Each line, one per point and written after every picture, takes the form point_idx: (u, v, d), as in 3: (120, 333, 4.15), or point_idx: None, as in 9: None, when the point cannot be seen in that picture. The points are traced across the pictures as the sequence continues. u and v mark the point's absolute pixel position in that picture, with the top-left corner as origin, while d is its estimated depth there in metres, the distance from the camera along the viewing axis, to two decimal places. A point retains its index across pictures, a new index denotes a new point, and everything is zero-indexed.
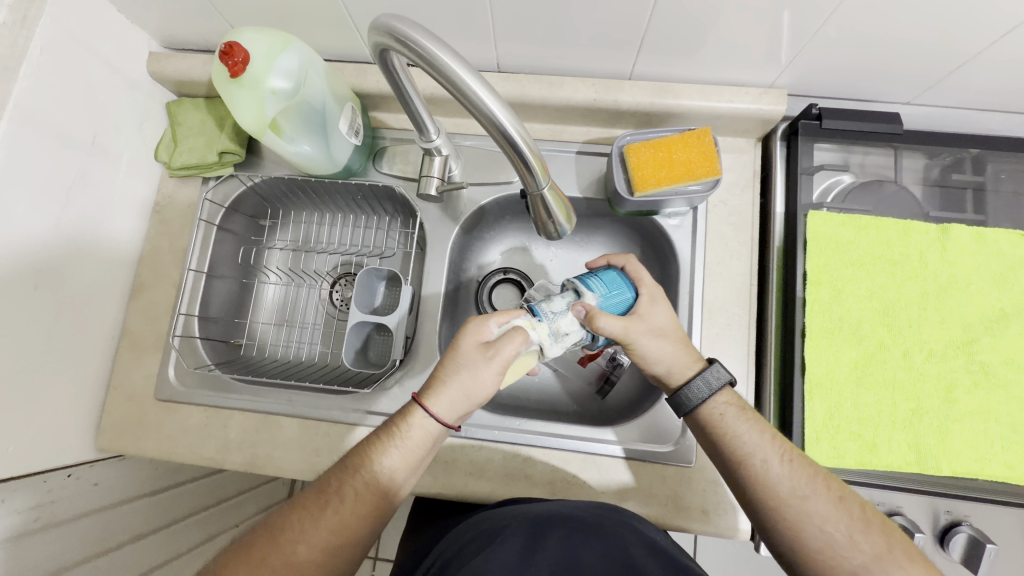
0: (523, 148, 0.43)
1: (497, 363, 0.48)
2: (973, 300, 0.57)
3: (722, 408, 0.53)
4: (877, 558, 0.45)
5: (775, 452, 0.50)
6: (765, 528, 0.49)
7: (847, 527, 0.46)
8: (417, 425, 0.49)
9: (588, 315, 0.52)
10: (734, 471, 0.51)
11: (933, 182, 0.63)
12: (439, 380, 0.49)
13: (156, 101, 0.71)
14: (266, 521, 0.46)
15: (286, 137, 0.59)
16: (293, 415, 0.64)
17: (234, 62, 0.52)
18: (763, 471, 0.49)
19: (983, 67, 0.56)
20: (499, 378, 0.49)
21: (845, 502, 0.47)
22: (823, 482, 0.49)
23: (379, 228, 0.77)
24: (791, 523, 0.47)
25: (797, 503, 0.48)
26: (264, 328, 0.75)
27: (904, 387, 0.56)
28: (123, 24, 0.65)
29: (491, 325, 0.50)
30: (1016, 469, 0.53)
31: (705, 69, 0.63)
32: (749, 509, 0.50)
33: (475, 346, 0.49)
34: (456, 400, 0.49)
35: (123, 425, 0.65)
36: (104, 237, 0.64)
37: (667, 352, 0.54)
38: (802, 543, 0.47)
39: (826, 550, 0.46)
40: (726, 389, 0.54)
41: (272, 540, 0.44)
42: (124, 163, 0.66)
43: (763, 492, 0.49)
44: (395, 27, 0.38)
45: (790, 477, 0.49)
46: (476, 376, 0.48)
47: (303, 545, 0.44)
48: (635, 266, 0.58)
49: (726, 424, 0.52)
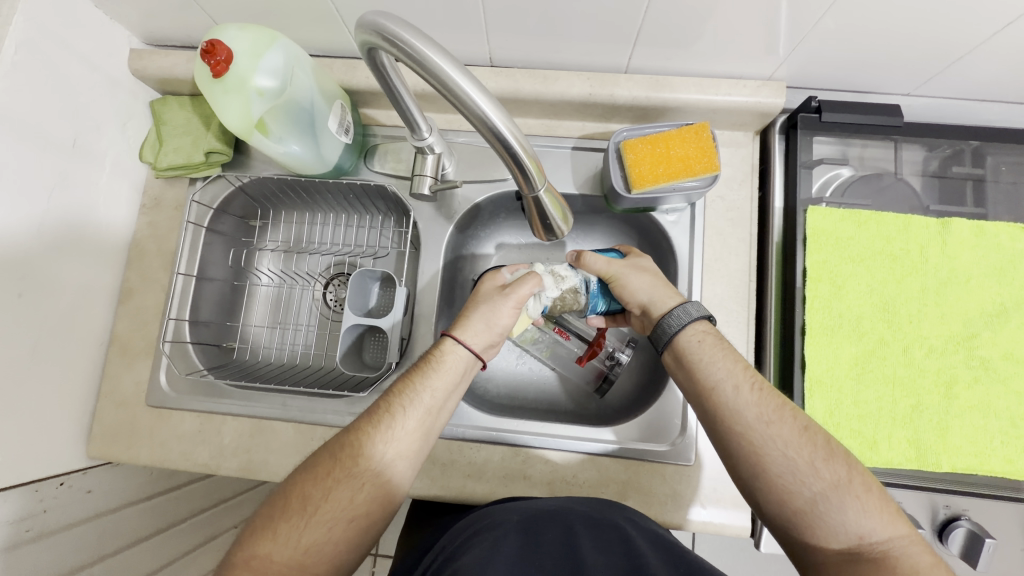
0: (517, 149, 0.42)
1: (515, 298, 0.56)
2: (974, 294, 0.57)
3: (700, 336, 0.52)
4: (836, 487, 0.43)
5: (745, 380, 0.49)
6: (728, 455, 0.48)
7: (809, 453, 0.45)
8: (454, 357, 0.53)
9: (576, 255, 0.62)
10: (704, 397, 0.50)
11: (932, 174, 0.62)
12: (468, 318, 0.56)
13: (139, 100, 0.69)
14: (327, 445, 0.46)
15: (274, 137, 0.58)
16: (288, 419, 0.63)
17: (216, 60, 0.50)
18: (732, 396, 0.48)
19: (984, 59, 0.55)
20: (515, 313, 0.57)
21: (810, 432, 0.46)
22: (791, 412, 0.47)
23: (372, 227, 0.75)
24: (753, 448, 0.46)
25: (763, 428, 0.46)
26: (257, 331, 0.74)
27: (904, 383, 0.55)
28: (101, 20, 0.63)
29: (504, 274, 0.60)
30: (1017, 464, 0.53)
31: (702, 62, 0.62)
32: (713, 435, 0.49)
33: (495, 288, 0.58)
34: (486, 335, 0.55)
35: (114, 431, 0.64)
36: (90, 242, 0.63)
37: (648, 284, 0.57)
38: (764, 469, 0.45)
39: (785, 477, 0.45)
40: (701, 320, 0.53)
41: (332, 459, 0.45)
42: (107, 165, 0.64)
43: (729, 417, 0.48)
44: (383, 25, 0.37)
45: (758, 404, 0.48)
46: (495, 309, 0.56)
47: (365, 460, 0.45)
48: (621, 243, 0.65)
49: (702, 351, 0.51)
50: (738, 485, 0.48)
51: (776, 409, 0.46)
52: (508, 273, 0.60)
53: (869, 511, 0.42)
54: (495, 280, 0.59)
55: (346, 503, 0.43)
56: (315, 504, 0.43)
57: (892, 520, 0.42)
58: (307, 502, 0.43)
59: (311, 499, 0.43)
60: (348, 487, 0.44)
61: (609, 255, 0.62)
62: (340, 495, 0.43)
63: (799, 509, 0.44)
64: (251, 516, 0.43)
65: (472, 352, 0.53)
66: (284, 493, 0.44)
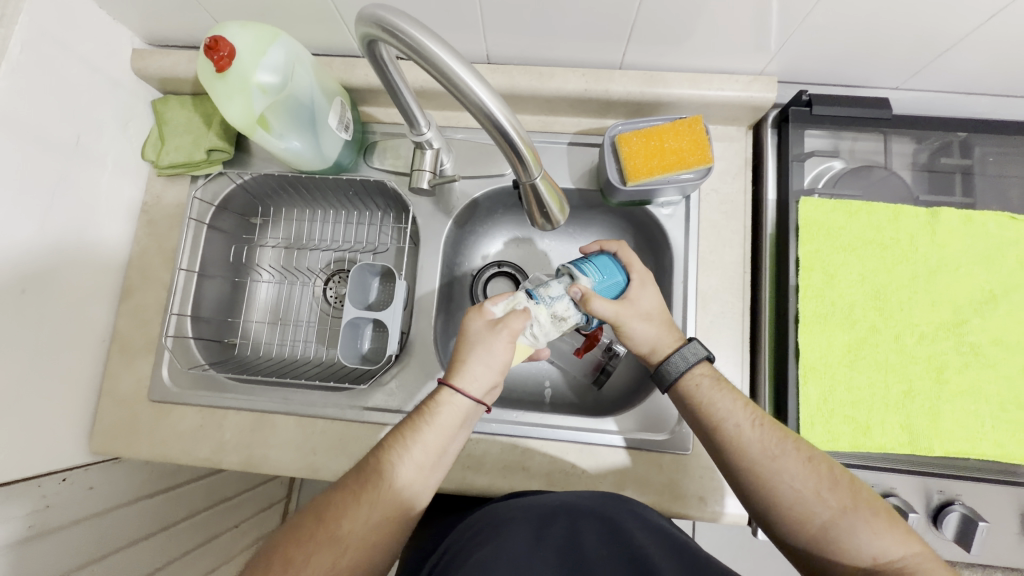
0: (515, 139, 0.43)
1: (508, 335, 0.50)
2: (963, 281, 0.58)
3: (698, 379, 0.53)
4: (844, 512, 0.45)
5: (746, 417, 0.50)
6: (739, 485, 0.49)
7: (814, 483, 0.46)
8: (451, 408, 0.49)
9: (584, 297, 0.53)
10: (709, 438, 0.51)
11: (922, 167, 0.64)
12: (462, 361, 0.50)
13: (140, 99, 0.69)
14: (315, 505, 0.45)
15: (275, 133, 0.59)
16: (289, 413, 0.64)
17: (220, 56, 0.51)
18: (735, 434, 0.49)
19: (968, 53, 0.56)
20: (512, 348, 0.51)
21: (814, 461, 0.47)
22: (793, 443, 0.49)
23: (371, 224, 0.76)
24: (762, 482, 0.47)
25: (767, 462, 0.47)
26: (258, 327, 0.75)
27: (896, 369, 0.56)
28: (103, 20, 0.64)
29: (487, 306, 0.53)
30: (1008, 448, 0.54)
31: (694, 57, 0.63)
32: (723, 470, 0.50)
33: (484, 325, 0.51)
34: (482, 374, 0.50)
35: (117, 427, 0.64)
36: (93, 237, 0.64)
37: (653, 332, 0.55)
38: (774, 501, 0.47)
39: (795, 507, 0.46)
40: (702, 362, 0.53)
41: (319, 520, 0.44)
42: (109, 163, 0.65)
43: (733, 454, 0.49)
44: (384, 18, 0.38)
45: (761, 439, 0.49)
46: (490, 350, 0.50)
47: (348, 521, 0.44)
48: (626, 251, 0.59)
49: (701, 393, 0.52)
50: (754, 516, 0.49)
51: (778, 444, 0.48)
52: (493, 306, 0.52)
53: (881, 532, 0.44)
54: (480, 315, 0.52)
55: (329, 566, 0.42)
56: (298, 567, 0.41)
57: (905, 538, 0.44)
58: (288, 564, 0.41)
59: (293, 562, 0.41)
60: (333, 548, 0.43)
61: (614, 287, 0.56)
62: (322, 558, 0.42)
63: (812, 536, 0.45)
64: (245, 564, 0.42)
65: (475, 403, 0.50)
66: (271, 549, 0.43)
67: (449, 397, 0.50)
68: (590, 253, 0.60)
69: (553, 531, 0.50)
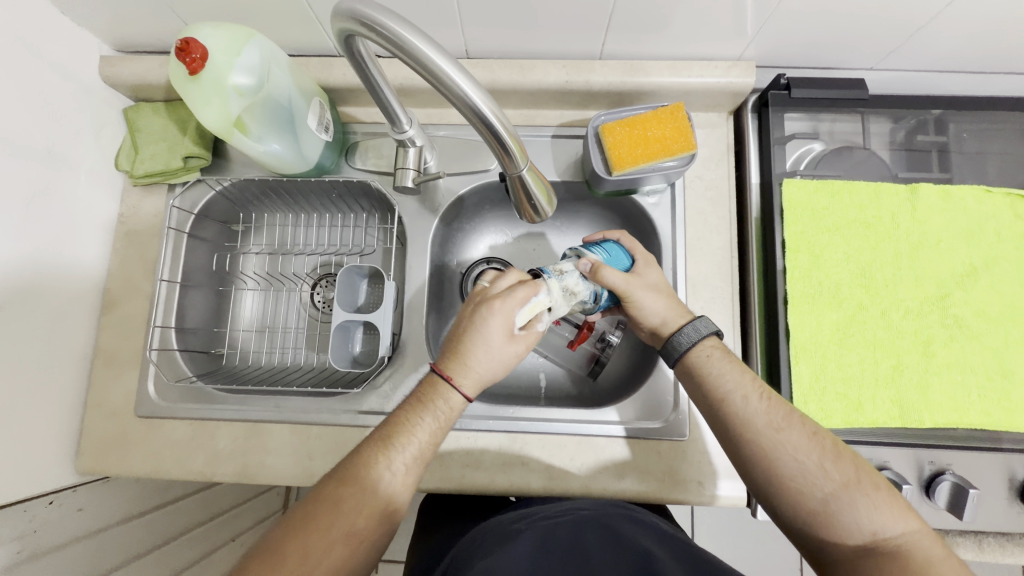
0: (500, 131, 0.43)
1: (520, 350, 0.52)
2: (944, 256, 0.59)
3: (708, 351, 0.53)
4: (845, 487, 0.45)
5: (753, 390, 0.50)
6: (742, 459, 0.49)
7: (818, 456, 0.46)
8: (453, 402, 0.50)
9: (593, 268, 0.55)
10: (715, 410, 0.51)
11: (899, 145, 0.65)
12: (470, 366, 0.50)
13: (112, 107, 0.67)
14: (322, 496, 0.44)
15: (253, 136, 0.57)
16: (283, 421, 0.63)
17: (192, 58, 0.50)
18: (740, 406, 0.49)
19: (939, 32, 0.57)
20: (517, 359, 0.53)
21: (819, 436, 0.48)
22: (799, 418, 0.49)
23: (357, 226, 0.75)
24: (765, 454, 0.47)
25: (771, 435, 0.48)
26: (245, 335, 0.74)
27: (884, 345, 0.57)
28: (68, 27, 0.62)
29: (515, 315, 0.51)
30: (995, 416, 0.55)
31: (673, 45, 0.63)
32: (726, 442, 0.51)
33: (505, 338, 0.51)
34: (486, 382, 0.52)
35: (104, 444, 0.62)
36: (69, 252, 0.62)
37: (662, 305, 0.56)
38: (777, 474, 0.47)
39: (797, 480, 0.46)
40: (710, 337, 0.54)
41: (330, 516, 0.43)
42: (82, 175, 0.63)
43: (739, 425, 0.49)
44: (360, 11, 0.37)
45: (766, 412, 0.49)
46: (501, 359, 0.51)
47: (363, 516, 0.44)
48: (628, 238, 0.61)
49: (710, 364, 0.52)
50: (754, 489, 0.49)
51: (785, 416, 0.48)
52: (519, 316, 0.51)
53: (880, 507, 0.44)
54: (505, 324, 0.50)
55: (344, 557, 0.43)
56: (316, 562, 0.41)
57: (905, 514, 0.44)
58: (304, 559, 0.41)
59: (309, 558, 0.41)
60: (348, 542, 0.43)
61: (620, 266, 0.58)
62: (338, 552, 0.43)
63: (812, 510, 0.45)
64: (258, 559, 0.41)
65: (465, 399, 0.50)
66: (279, 550, 0.41)
67: (448, 391, 0.50)
68: (594, 241, 0.62)
69: (560, 537, 0.50)
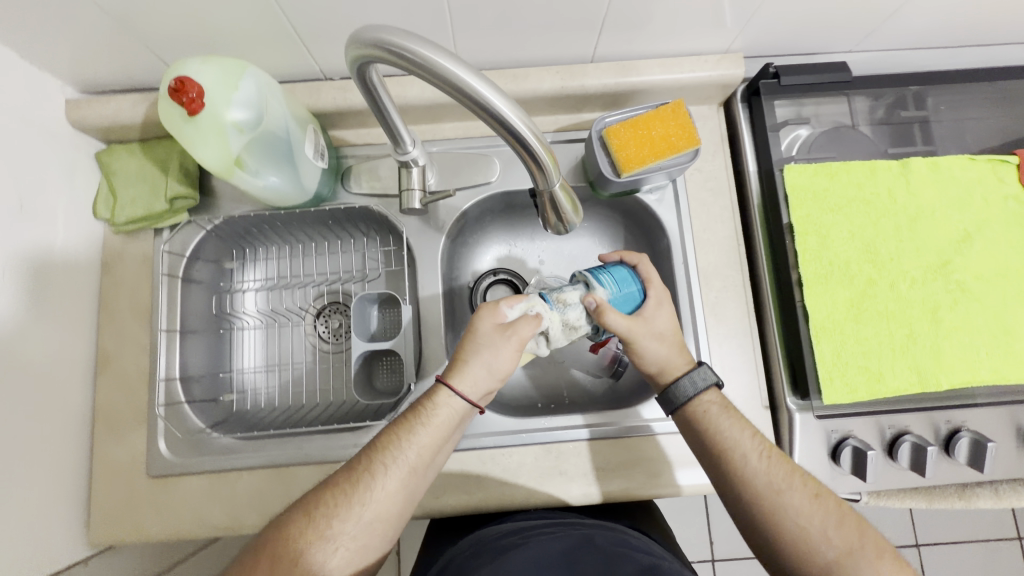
0: (533, 144, 0.42)
1: (515, 342, 0.50)
2: (941, 225, 0.62)
3: (707, 406, 0.54)
4: (849, 553, 0.46)
5: (754, 448, 0.52)
6: (746, 518, 0.51)
7: (820, 522, 0.48)
8: (444, 406, 0.50)
9: (598, 308, 0.53)
10: (717, 467, 0.52)
11: (881, 122, 0.67)
12: (463, 361, 0.51)
13: (83, 152, 0.63)
14: (305, 501, 0.46)
15: (251, 171, 0.55)
16: (308, 462, 0.61)
17: (189, 98, 0.47)
18: (742, 465, 0.51)
19: (913, 13, 0.60)
20: (517, 356, 0.51)
21: (820, 499, 0.49)
22: (800, 479, 0.50)
23: (358, 251, 0.73)
24: (768, 515, 0.49)
25: (772, 497, 0.49)
26: (253, 377, 0.70)
27: (896, 315, 0.60)
28: (30, 71, 0.57)
29: (503, 308, 0.52)
30: (1004, 372, 0.58)
31: (663, 43, 0.64)
32: (730, 500, 0.52)
33: (493, 328, 0.51)
34: (480, 377, 0.51)
35: (116, 512, 0.59)
36: (54, 312, 0.58)
37: (663, 352, 0.56)
38: (779, 536, 0.48)
39: (799, 543, 0.48)
40: (711, 388, 0.55)
41: (308, 519, 0.45)
42: (60, 228, 0.59)
43: (741, 485, 0.50)
44: (385, 38, 0.36)
45: (767, 472, 0.50)
46: (496, 354, 0.50)
47: (338, 521, 0.45)
48: (645, 265, 0.59)
49: (709, 422, 0.53)
50: (759, 548, 0.50)
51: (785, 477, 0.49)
52: (508, 308, 0.52)
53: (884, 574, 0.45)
54: (493, 316, 0.51)
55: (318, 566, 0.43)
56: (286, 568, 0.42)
57: None
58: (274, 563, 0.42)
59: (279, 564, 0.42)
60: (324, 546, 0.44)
61: (625, 305, 0.56)
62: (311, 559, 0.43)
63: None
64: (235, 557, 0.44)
65: (465, 400, 0.50)
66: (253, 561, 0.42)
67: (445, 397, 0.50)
68: (611, 262, 0.60)
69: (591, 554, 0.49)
